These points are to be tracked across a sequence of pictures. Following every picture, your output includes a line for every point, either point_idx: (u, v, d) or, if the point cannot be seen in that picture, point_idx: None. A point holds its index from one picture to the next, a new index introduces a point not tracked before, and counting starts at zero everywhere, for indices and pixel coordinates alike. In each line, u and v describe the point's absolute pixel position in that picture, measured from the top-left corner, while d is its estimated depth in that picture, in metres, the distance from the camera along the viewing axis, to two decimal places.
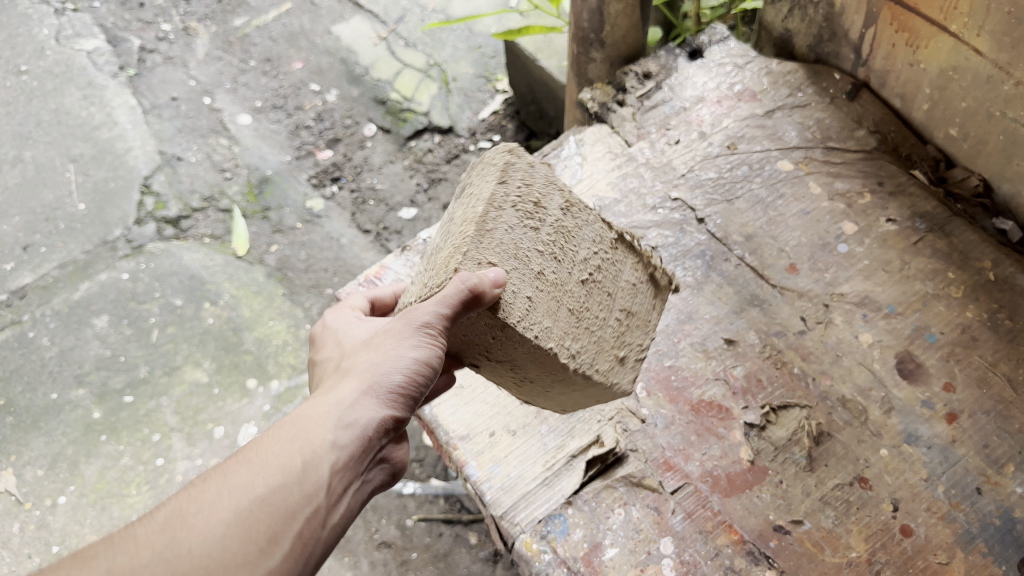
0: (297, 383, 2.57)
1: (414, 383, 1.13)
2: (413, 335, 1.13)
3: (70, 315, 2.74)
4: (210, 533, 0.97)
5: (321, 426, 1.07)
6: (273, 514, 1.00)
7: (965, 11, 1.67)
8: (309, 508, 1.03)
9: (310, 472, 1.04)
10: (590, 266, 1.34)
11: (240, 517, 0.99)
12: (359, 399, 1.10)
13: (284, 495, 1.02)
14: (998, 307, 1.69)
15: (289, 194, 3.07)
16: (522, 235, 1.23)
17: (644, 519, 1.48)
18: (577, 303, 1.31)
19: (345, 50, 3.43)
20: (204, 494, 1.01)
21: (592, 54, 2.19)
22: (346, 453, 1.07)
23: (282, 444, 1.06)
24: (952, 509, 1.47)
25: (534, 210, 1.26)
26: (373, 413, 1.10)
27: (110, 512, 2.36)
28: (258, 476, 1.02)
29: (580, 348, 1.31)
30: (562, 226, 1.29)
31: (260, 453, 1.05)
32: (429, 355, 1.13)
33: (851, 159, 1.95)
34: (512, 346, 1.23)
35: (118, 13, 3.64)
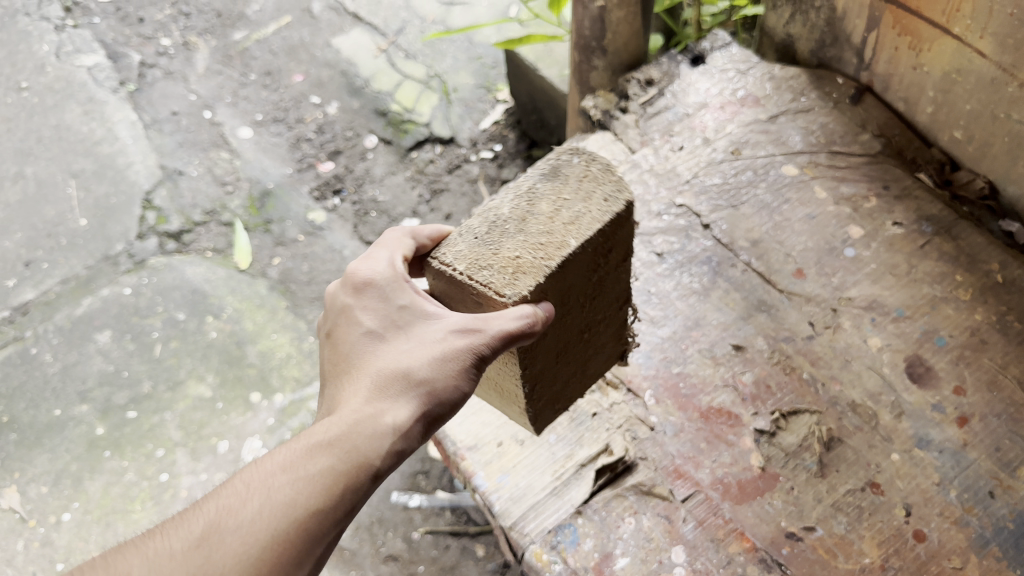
0: (301, 397, 2.56)
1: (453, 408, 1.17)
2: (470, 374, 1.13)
3: (73, 331, 2.73)
4: (241, 554, 0.99)
5: (369, 457, 1.08)
6: (304, 544, 1.02)
7: (968, 13, 1.67)
8: (336, 531, 1.06)
9: (345, 498, 1.06)
10: (592, 330, 1.39)
11: (271, 540, 1.00)
12: (408, 429, 1.11)
13: (321, 522, 1.04)
14: (1007, 309, 1.68)
15: (291, 207, 3.07)
16: (579, 280, 1.24)
17: (655, 528, 1.47)
18: (568, 351, 1.36)
19: (346, 62, 3.43)
20: (245, 512, 1.02)
21: (594, 62, 2.17)
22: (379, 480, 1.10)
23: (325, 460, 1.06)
24: (965, 513, 1.45)
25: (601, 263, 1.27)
26: (412, 443, 1.13)
27: (115, 528, 2.34)
28: (304, 499, 1.03)
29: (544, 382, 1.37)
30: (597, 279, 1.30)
31: (299, 471, 1.05)
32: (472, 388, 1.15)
33: (856, 162, 1.95)
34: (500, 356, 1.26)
35: (118, 29, 3.65)
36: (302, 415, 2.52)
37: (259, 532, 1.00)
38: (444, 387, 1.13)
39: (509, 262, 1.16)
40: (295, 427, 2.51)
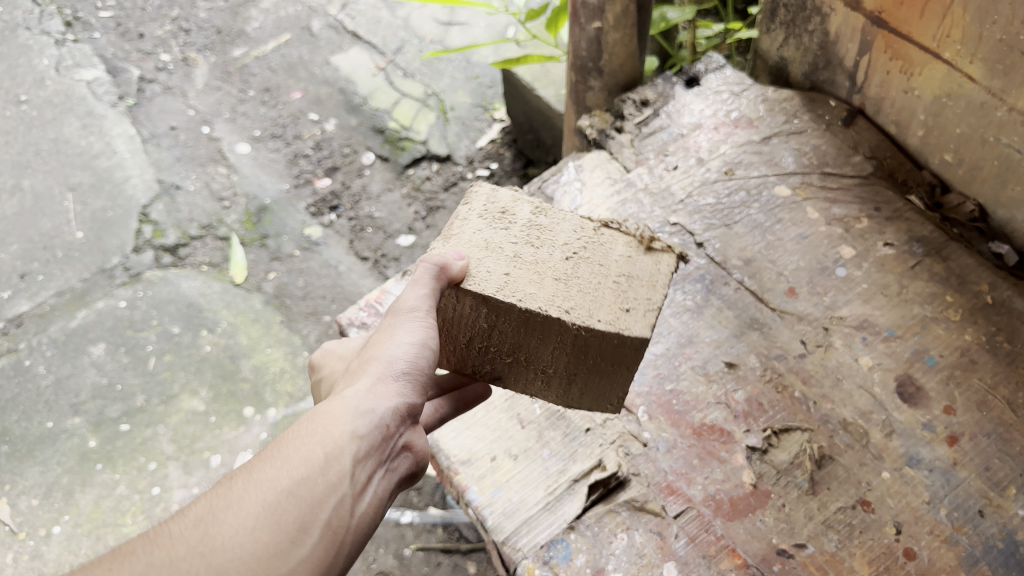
0: (295, 411, 2.56)
1: (422, 368, 1.19)
2: (410, 323, 1.19)
3: (67, 343, 2.73)
4: (240, 525, 0.95)
5: (340, 416, 1.07)
6: (301, 507, 0.99)
7: (958, 38, 1.70)
8: (336, 496, 1.02)
9: (334, 462, 1.04)
10: (572, 249, 1.35)
11: (268, 507, 0.97)
12: (375, 388, 1.12)
13: (311, 485, 1.01)
14: (996, 330, 1.70)
15: (287, 222, 3.08)
16: (490, 231, 1.35)
17: (647, 544, 1.48)
18: (563, 272, 1.31)
19: (344, 80, 3.46)
20: (232, 491, 0.99)
21: (590, 82, 2.21)
22: (366, 442, 1.08)
23: (304, 437, 1.05)
24: (955, 531, 1.46)
25: (500, 216, 1.38)
26: (388, 401, 1.12)
27: (106, 542, 2.34)
28: (285, 467, 1.01)
29: (574, 305, 1.26)
30: (532, 224, 1.37)
31: (282, 447, 1.04)
32: (426, 338, 1.20)
33: (848, 184, 1.97)
34: (508, 323, 1.29)
35: (118, 44, 3.68)
36: None
37: (248, 502, 0.97)
38: (396, 346, 1.17)
39: None
40: None
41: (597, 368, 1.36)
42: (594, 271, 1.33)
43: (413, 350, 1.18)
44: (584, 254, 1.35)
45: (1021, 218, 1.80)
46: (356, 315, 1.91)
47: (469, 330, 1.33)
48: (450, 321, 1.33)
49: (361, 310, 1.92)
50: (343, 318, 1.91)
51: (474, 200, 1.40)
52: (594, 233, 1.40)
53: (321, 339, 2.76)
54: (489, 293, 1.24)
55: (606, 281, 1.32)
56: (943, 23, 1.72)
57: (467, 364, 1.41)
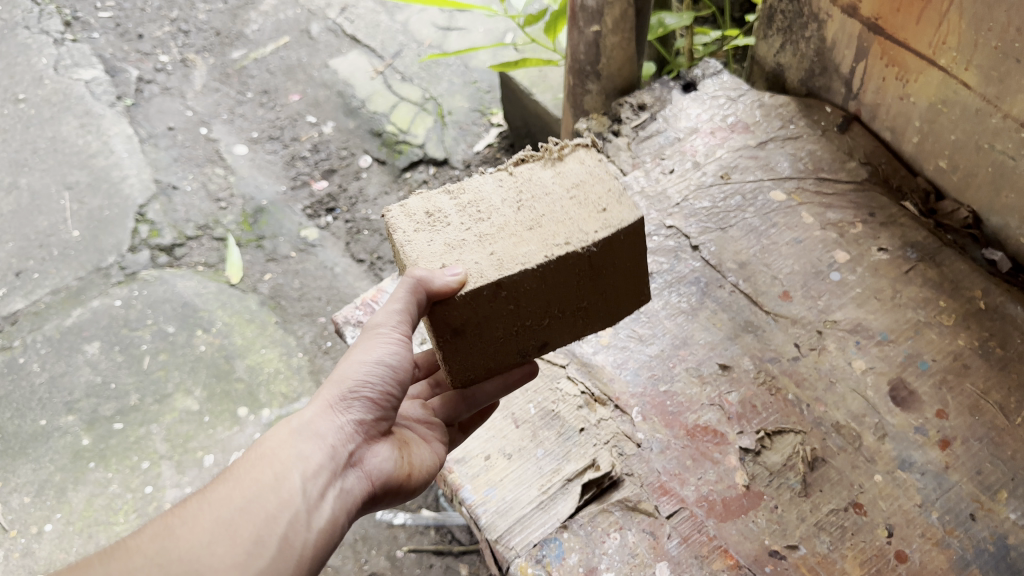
0: (289, 412, 2.57)
1: (379, 387, 1.28)
2: (371, 344, 1.28)
3: (61, 341, 2.73)
4: (195, 539, 1.12)
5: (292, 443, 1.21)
6: (250, 525, 1.14)
7: (954, 45, 1.72)
8: (283, 512, 1.16)
9: (283, 485, 1.18)
10: (513, 198, 1.41)
11: (220, 525, 1.14)
12: (323, 411, 1.25)
13: (261, 503, 1.16)
14: (989, 335, 1.71)
15: (284, 224, 3.08)
16: (437, 238, 1.36)
17: (640, 544, 1.48)
18: (529, 219, 1.37)
19: (343, 83, 3.47)
20: (186, 511, 1.16)
21: (588, 86, 2.22)
22: (313, 461, 1.21)
23: (262, 461, 1.20)
24: (946, 535, 1.47)
25: (431, 217, 1.39)
26: (335, 422, 1.25)
27: (97, 540, 2.33)
28: (237, 488, 1.18)
29: (567, 235, 1.34)
30: (465, 207, 1.40)
31: (241, 472, 1.19)
32: (384, 353, 1.28)
33: (843, 190, 1.98)
34: (528, 292, 1.34)
35: (117, 44, 3.68)
36: None
37: (201, 518, 1.14)
38: (350, 366, 1.28)
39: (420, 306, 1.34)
40: None
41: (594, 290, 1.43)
42: (549, 201, 1.40)
43: (371, 369, 1.28)
44: (522, 194, 1.41)
45: (1014, 225, 1.81)
46: (353, 313, 1.92)
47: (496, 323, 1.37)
48: (474, 326, 1.35)
49: (357, 308, 1.93)
50: (339, 316, 1.92)
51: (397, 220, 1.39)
52: (511, 176, 1.45)
53: (316, 340, 2.76)
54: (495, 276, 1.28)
55: (561, 199, 1.39)
56: (939, 30, 1.73)
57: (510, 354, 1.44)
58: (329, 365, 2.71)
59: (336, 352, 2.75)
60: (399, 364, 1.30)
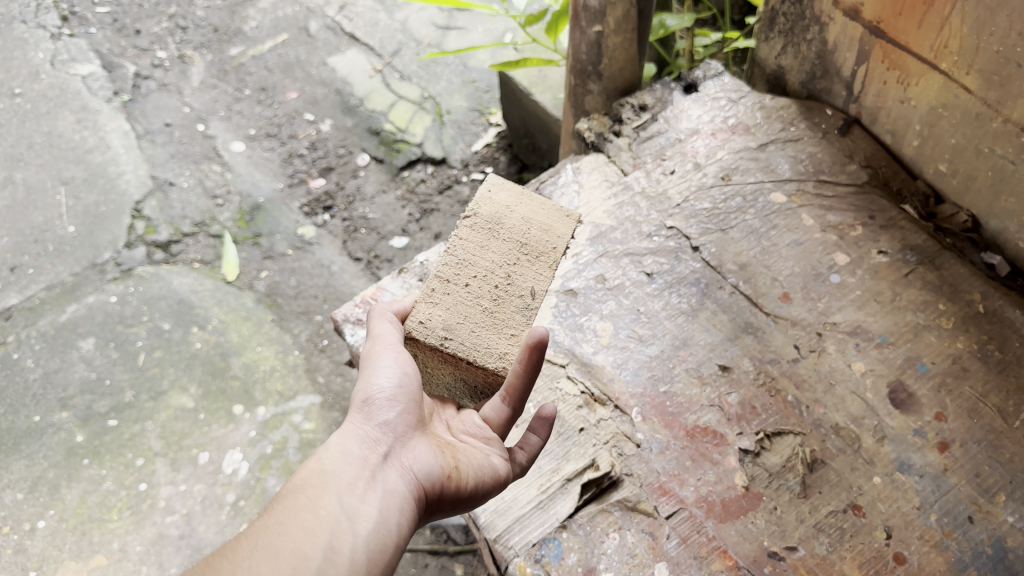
0: (284, 410, 2.56)
1: (394, 395, 1.33)
2: (371, 362, 1.37)
3: (56, 337, 2.72)
4: (244, 560, 1.08)
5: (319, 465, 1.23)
6: (298, 535, 1.12)
7: (955, 49, 1.72)
8: (326, 516, 1.15)
9: (319, 497, 1.18)
10: None
11: (267, 543, 1.11)
12: (347, 431, 1.29)
13: (303, 515, 1.15)
14: (988, 338, 1.71)
15: (281, 221, 3.07)
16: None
17: (639, 545, 1.48)
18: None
19: (341, 81, 3.47)
20: (230, 545, 1.13)
21: (589, 86, 2.22)
22: (347, 470, 1.23)
23: (292, 489, 1.21)
24: (944, 537, 1.47)
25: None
26: (360, 436, 1.28)
27: (91, 537, 2.32)
28: (275, 512, 1.17)
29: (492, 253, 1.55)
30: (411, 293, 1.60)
31: (275, 505, 1.19)
32: (384, 364, 1.36)
33: (843, 192, 1.99)
34: None
35: (115, 39, 3.67)
36: (284, 429, 2.52)
37: (244, 546, 1.11)
38: (362, 387, 1.34)
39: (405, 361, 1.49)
40: (277, 440, 2.50)
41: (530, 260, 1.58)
42: None
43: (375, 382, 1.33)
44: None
45: (1013, 229, 1.81)
46: (352, 312, 1.91)
47: None
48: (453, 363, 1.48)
49: (356, 306, 1.91)
50: (339, 315, 1.91)
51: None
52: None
53: (313, 338, 2.76)
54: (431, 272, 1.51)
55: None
56: (941, 34, 1.74)
57: None
58: (325, 363, 2.70)
59: (333, 351, 2.74)
60: (409, 373, 1.37)
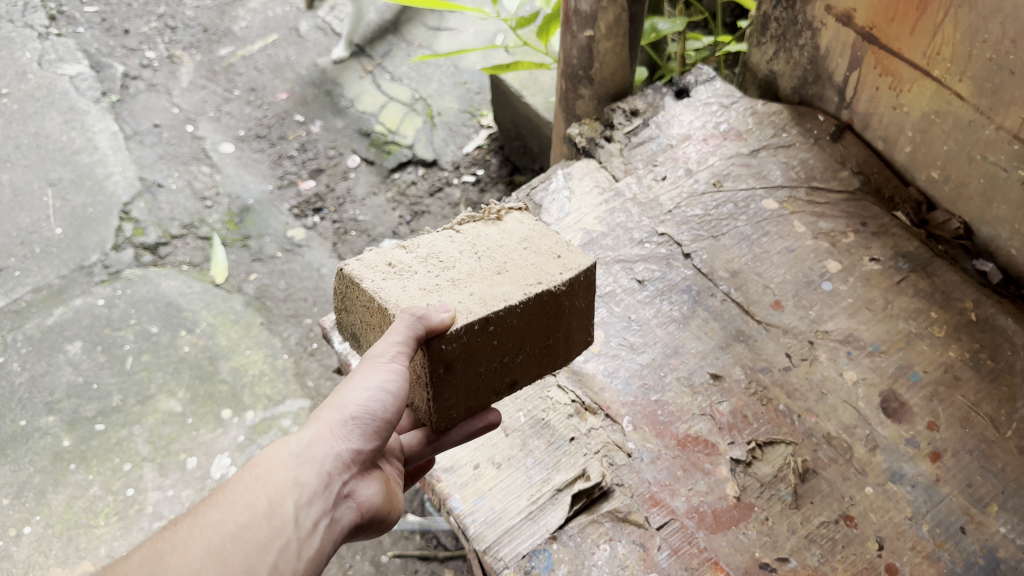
0: (273, 415, 2.54)
1: (379, 416, 1.14)
2: (368, 369, 1.13)
3: (43, 340, 2.69)
4: (185, 567, 1.01)
5: (284, 464, 1.10)
6: (243, 549, 1.04)
7: (948, 56, 1.71)
8: (275, 542, 1.06)
9: (275, 509, 1.07)
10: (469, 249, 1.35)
11: (212, 551, 1.03)
12: (319, 436, 1.12)
13: (252, 532, 1.05)
14: (980, 347, 1.71)
15: (270, 224, 3.05)
16: (413, 280, 1.27)
17: (630, 556, 1.46)
18: (498, 265, 1.32)
19: (332, 82, 3.45)
20: (177, 534, 1.05)
21: (580, 90, 2.21)
22: (308, 489, 1.09)
23: (248, 483, 1.09)
24: (936, 548, 1.46)
25: (394, 267, 1.30)
26: (332, 450, 1.12)
27: (77, 543, 2.29)
28: (227, 513, 1.06)
29: None
30: (422, 257, 1.33)
31: (226, 494, 1.09)
32: (384, 383, 1.13)
33: (835, 199, 1.98)
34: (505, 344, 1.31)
35: (103, 39, 3.64)
36: (273, 434, 2.50)
37: (190, 546, 1.03)
38: (350, 393, 1.13)
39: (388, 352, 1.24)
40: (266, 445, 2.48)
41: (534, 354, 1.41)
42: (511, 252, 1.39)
43: (369, 395, 1.13)
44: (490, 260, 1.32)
45: (1005, 236, 1.81)
46: None
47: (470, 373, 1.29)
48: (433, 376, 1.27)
49: None
50: (327, 321, 1.88)
51: (358, 273, 1.29)
52: (460, 234, 1.40)
53: (302, 341, 2.74)
54: (482, 313, 1.21)
55: (519, 250, 1.36)
56: (934, 41, 1.73)
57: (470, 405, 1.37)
58: (315, 367, 2.68)
59: (322, 354, 2.72)
60: (400, 396, 1.15)
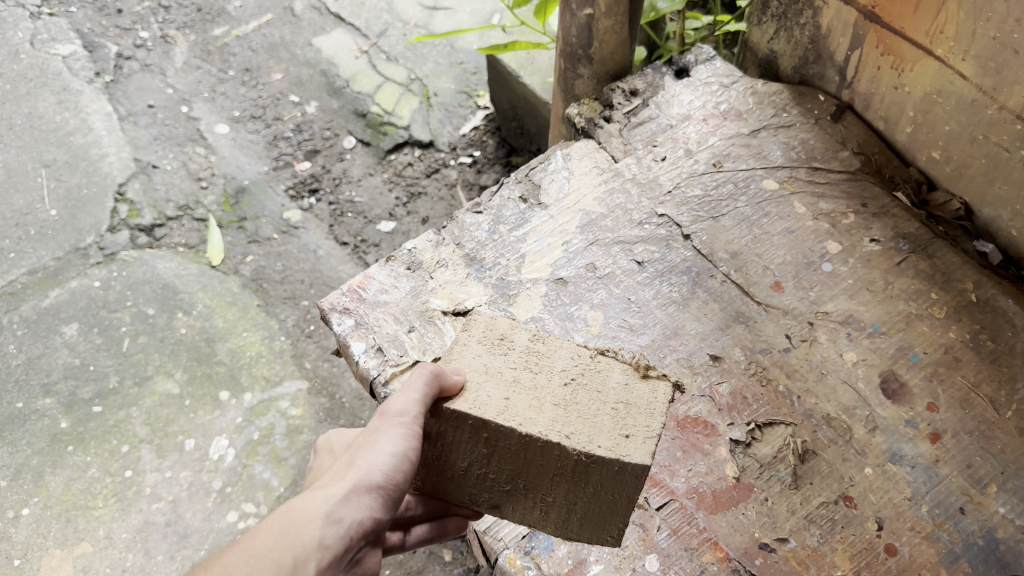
0: (271, 396, 2.54)
1: (396, 479, 1.23)
2: (392, 433, 1.22)
3: (39, 322, 2.68)
4: None
5: (311, 520, 1.15)
6: None
7: (951, 35, 1.70)
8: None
9: (300, 567, 1.13)
10: (568, 374, 1.32)
11: None
12: (346, 499, 1.18)
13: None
14: (980, 328, 1.70)
15: (266, 205, 3.03)
16: (489, 356, 1.34)
17: (630, 536, 1.47)
18: (562, 398, 1.29)
19: (327, 62, 3.42)
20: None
21: (579, 70, 2.20)
22: (330, 550, 1.16)
23: (276, 534, 1.15)
24: (936, 528, 1.47)
25: (501, 341, 1.36)
26: (355, 514, 1.19)
27: (76, 525, 2.30)
28: (257, 566, 1.12)
29: (574, 430, 1.24)
30: (532, 349, 1.35)
31: (258, 544, 1.14)
32: (406, 449, 1.22)
33: (835, 179, 1.97)
34: (510, 451, 1.27)
35: (95, 19, 3.60)
36: (271, 415, 2.50)
37: None
38: (373, 458, 1.21)
39: (565, 420, 1.26)
40: (264, 427, 2.48)
41: (599, 498, 1.30)
42: (591, 397, 1.30)
43: (391, 461, 1.21)
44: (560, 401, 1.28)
45: (1006, 217, 1.80)
46: (338, 300, 1.81)
47: (469, 459, 1.31)
48: (452, 447, 1.31)
49: (343, 294, 1.82)
50: (324, 303, 1.81)
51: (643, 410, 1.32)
52: (590, 359, 1.36)
53: (299, 323, 2.72)
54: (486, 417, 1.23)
55: (604, 407, 1.28)
56: (937, 19, 1.72)
57: (468, 496, 1.40)
58: (312, 348, 2.67)
59: (319, 336, 2.70)
60: (416, 458, 1.25)
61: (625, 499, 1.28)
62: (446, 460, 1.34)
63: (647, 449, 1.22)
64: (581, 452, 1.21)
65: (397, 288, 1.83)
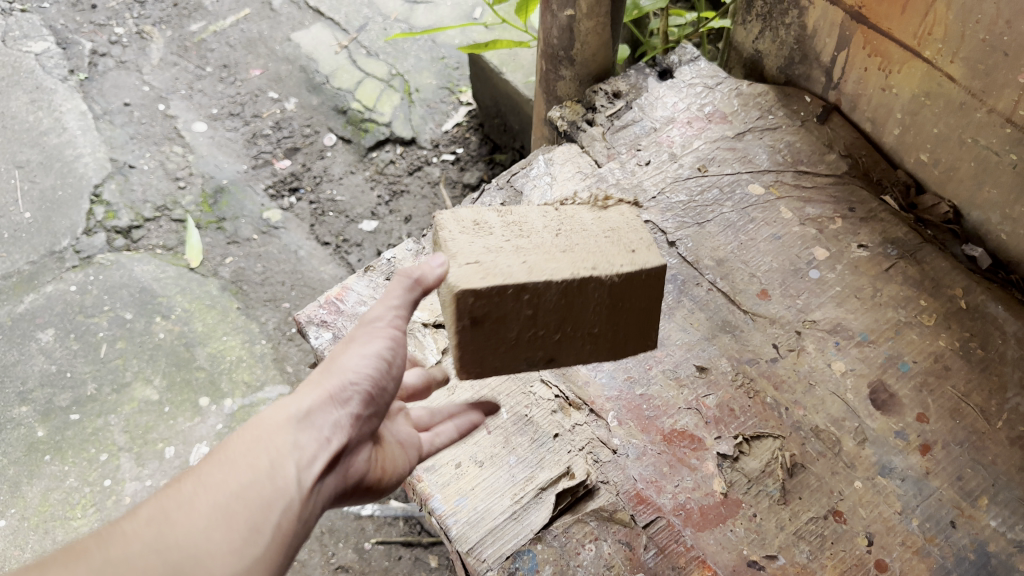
0: (252, 402, 2.49)
1: (378, 383, 1.18)
2: (368, 334, 1.19)
3: (14, 328, 2.62)
4: (192, 527, 0.99)
5: (284, 425, 1.09)
6: (251, 507, 1.02)
7: (940, 37, 1.67)
8: (281, 503, 1.04)
9: (278, 470, 1.06)
10: (555, 226, 1.38)
11: (219, 509, 1.01)
12: (321, 401, 1.13)
13: (257, 490, 1.03)
14: (970, 335, 1.68)
15: (246, 205, 2.97)
16: (482, 239, 1.32)
17: (616, 555, 1.43)
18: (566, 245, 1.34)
19: (306, 57, 3.36)
20: (182, 493, 1.02)
21: (561, 72, 2.15)
22: (309, 451, 1.09)
23: (249, 441, 1.08)
24: (927, 542, 1.44)
25: (477, 224, 1.35)
26: (332, 416, 1.13)
27: (54, 536, 2.25)
28: (230, 473, 1.04)
29: (595, 262, 1.31)
30: (511, 220, 1.37)
31: (229, 452, 1.07)
32: (383, 349, 1.19)
33: (822, 183, 1.93)
34: (549, 305, 1.30)
35: (69, 14, 3.53)
36: None
37: (203, 501, 1.01)
38: (351, 359, 1.17)
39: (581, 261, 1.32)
40: None
41: (627, 320, 1.40)
42: (582, 235, 1.38)
43: (370, 362, 1.17)
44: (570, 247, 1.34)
45: (995, 221, 1.77)
46: (315, 312, 1.77)
47: (515, 328, 1.32)
48: (497, 320, 1.30)
49: (320, 306, 1.77)
50: (301, 316, 1.76)
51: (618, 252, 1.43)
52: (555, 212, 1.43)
53: (280, 326, 2.68)
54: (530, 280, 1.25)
55: (597, 238, 1.37)
56: (925, 21, 1.68)
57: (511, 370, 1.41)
58: (294, 352, 2.63)
59: (301, 339, 2.66)
60: (398, 362, 1.22)
61: (645, 302, 1.39)
62: (491, 337, 1.32)
63: (654, 254, 1.36)
64: (614, 274, 1.30)
65: (376, 299, 1.79)
